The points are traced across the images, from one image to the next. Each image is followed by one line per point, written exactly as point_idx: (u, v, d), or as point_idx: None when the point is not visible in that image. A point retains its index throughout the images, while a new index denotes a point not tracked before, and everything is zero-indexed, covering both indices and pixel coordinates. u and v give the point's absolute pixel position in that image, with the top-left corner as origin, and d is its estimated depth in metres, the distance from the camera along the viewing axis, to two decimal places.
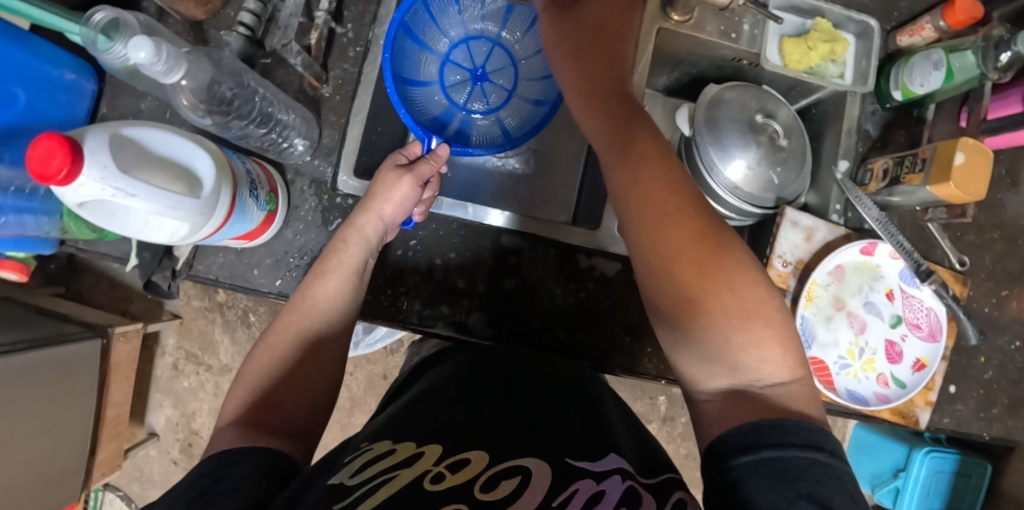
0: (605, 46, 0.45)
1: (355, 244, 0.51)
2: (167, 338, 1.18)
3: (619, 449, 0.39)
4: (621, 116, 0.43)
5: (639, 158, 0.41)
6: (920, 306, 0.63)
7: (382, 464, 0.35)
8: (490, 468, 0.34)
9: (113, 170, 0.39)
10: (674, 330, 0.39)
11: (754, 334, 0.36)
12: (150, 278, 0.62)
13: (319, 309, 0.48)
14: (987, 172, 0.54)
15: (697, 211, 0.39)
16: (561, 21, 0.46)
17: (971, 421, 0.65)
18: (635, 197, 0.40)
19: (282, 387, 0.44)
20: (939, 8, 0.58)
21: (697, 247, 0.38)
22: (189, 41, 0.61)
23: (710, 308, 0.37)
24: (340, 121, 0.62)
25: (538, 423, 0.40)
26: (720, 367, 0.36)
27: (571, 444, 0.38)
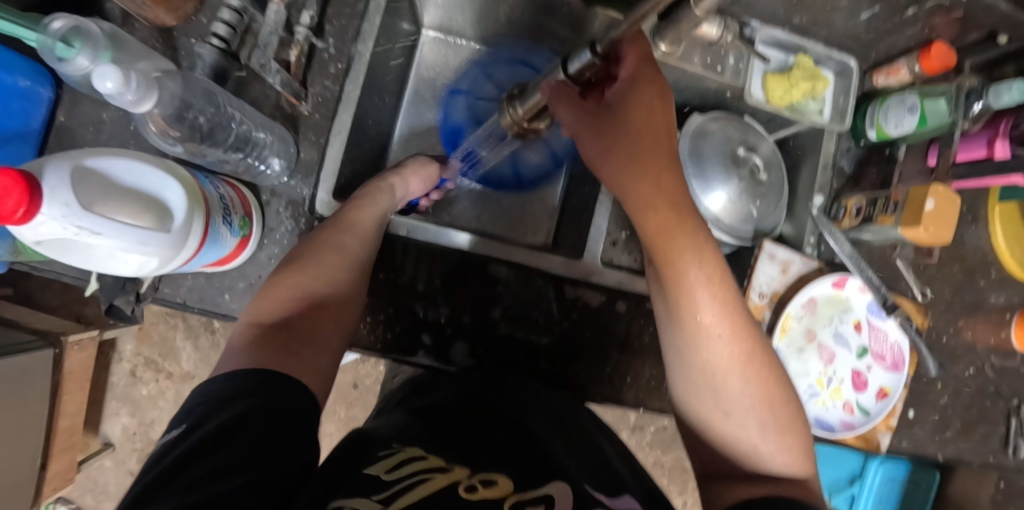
0: (651, 152, 0.41)
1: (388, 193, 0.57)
2: (125, 344, 1.13)
3: (627, 487, 0.40)
4: (655, 216, 0.41)
5: (701, 277, 0.41)
6: (885, 338, 0.65)
7: (418, 465, 0.36)
8: (513, 494, 0.35)
9: (76, 207, 0.36)
10: (692, 399, 0.44)
11: (783, 442, 0.42)
12: (112, 302, 0.58)
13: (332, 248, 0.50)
14: (953, 218, 0.57)
15: (745, 331, 0.43)
16: (599, 124, 0.41)
17: (926, 444, 0.69)
18: (689, 323, 0.42)
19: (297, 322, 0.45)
20: (914, 52, 0.60)
21: (739, 366, 0.42)
22: (157, 49, 0.57)
23: (746, 422, 0.42)
24: (319, 141, 0.59)
25: (528, 457, 0.41)
26: (731, 438, 0.43)
27: (588, 475, 0.39)
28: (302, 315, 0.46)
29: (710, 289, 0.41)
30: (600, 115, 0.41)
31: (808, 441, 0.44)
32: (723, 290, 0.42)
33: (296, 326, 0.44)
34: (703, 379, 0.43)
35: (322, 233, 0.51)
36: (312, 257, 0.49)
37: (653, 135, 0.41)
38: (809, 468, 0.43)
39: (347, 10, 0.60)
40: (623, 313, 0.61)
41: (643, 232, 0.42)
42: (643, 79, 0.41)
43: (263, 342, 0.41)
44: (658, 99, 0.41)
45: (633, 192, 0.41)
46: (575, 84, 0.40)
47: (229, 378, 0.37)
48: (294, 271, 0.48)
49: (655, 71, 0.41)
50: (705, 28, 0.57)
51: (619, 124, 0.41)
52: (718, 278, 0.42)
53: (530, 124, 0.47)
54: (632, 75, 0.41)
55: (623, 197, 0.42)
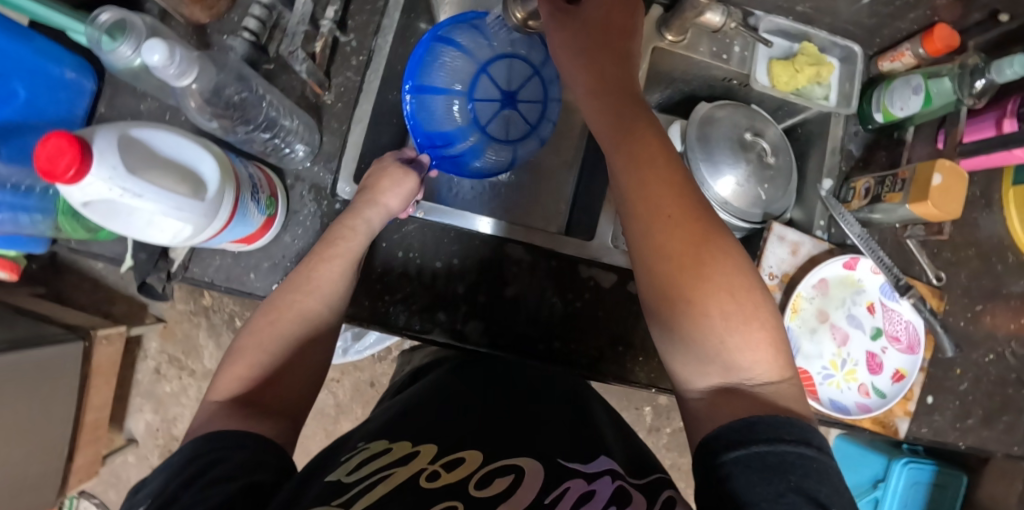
0: (609, 44, 0.45)
1: (361, 235, 0.53)
2: (150, 342, 1.16)
3: (607, 450, 0.40)
4: (610, 107, 0.46)
5: (642, 159, 0.43)
6: (900, 319, 0.65)
7: (379, 462, 0.36)
8: (480, 469, 0.35)
9: (122, 170, 0.39)
10: (652, 296, 0.42)
11: (749, 336, 0.40)
12: (144, 280, 0.61)
13: (297, 310, 0.48)
14: (962, 192, 0.57)
15: (695, 216, 0.42)
16: (567, 22, 0.45)
17: (947, 431, 0.68)
18: (639, 206, 0.42)
19: (263, 393, 0.44)
20: (917, 36, 0.62)
21: (697, 252, 0.41)
22: (191, 44, 0.62)
23: (707, 309, 0.40)
24: (341, 128, 0.62)
25: (521, 428, 0.41)
26: (695, 332, 0.40)
27: (563, 447, 0.39)
28: (271, 380, 0.45)
29: (656, 175, 0.43)
30: (569, 14, 0.45)
31: (787, 348, 0.42)
32: (673, 177, 0.43)
33: (262, 398, 0.44)
34: (661, 267, 0.41)
35: (285, 291, 0.49)
36: (279, 315, 0.48)
37: (610, 29, 0.45)
38: (778, 370, 0.41)
39: (369, 7, 0.64)
40: (634, 293, 0.63)
41: (593, 124, 0.47)
42: None
43: (229, 420, 0.41)
44: (623, 4, 0.45)
45: (584, 81, 0.46)
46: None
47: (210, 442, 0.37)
48: (261, 328, 0.47)
49: None
50: (710, 15, 0.59)
51: (584, 20, 0.45)
52: (661, 166, 0.43)
53: (527, 22, 0.55)
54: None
55: (576, 88, 0.47)
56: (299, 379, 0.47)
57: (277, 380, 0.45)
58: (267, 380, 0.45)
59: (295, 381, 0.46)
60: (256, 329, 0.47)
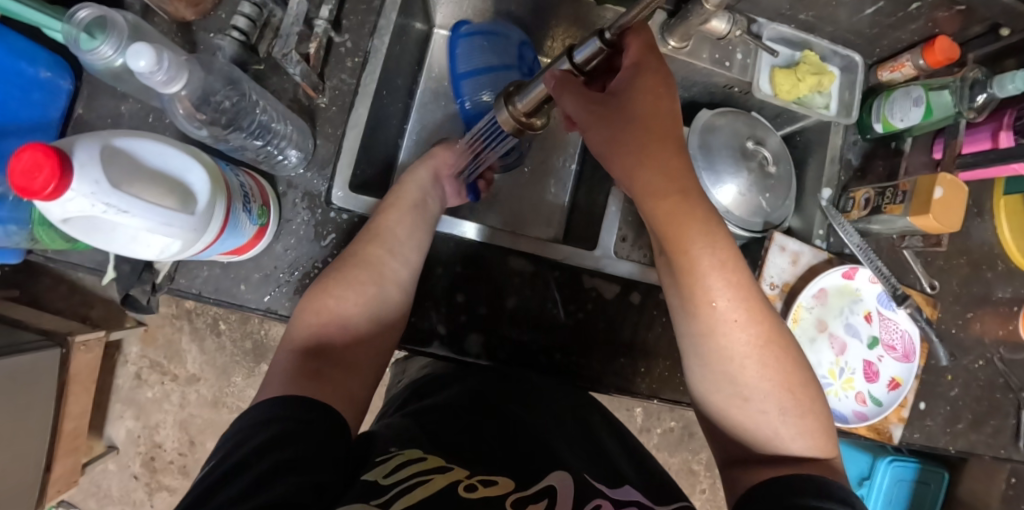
0: (657, 137, 0.42)
1: (390, 255, 0.53)
2: (131, 346, 1.12)
3: (629, 479, 0.39)
4: (662, 210, 0.42)
5: (709, 260, 0.42)
6: (895, 328, 0.66)
7: (416, 466, 0.35)
8: (517, 491, 0.34)
9: (105, 185, 0.37)
10: (707, 385, 0.44)
11: (804, 426, 0.42)
12: (127, 293, 0.58)
13: (347, 302, 0.49)
14: (961, 205, 0.57)
15: (758, 312, 0.43)
16: (603, 114, 0.43)
17: (938, 435, 0.69)
18: (708, 310, 0.42)
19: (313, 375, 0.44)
20: (919, 47, 0.62)
21: (757, 348, 0.42)
22: (176, 42, 0.59)
23: (765, 406, 0.42)
24: (336, 133, 0.60)
25: (539, 449, 0.40)
26: (751, 422, 0.42)
27: (592, 467, 0.39)
28: (319, 365, 0.45)
29: (729, 278, 0.42)
30: (604, 104, 0.43)
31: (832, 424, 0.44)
32: (734, 273, 0.43)
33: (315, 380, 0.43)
34: (719, 366, 0.42)
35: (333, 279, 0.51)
36: (323, 308, 0.48)
37: (658, 123, 0.43)
38: (831, 451, 0.42)
39: (365, 6, 0.61)
40: (637, 304, 0.62)
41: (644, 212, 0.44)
42: (648, 68, 0.43)
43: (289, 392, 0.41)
44: (660, 87, 0.43)
45: (638, 181, 0.43)
46: (578, 71, 0.43)
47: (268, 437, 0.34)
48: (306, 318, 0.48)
49: (660, 61, 0.44)
50: (715, 23, 0.58)
51: (626, 112, 0.43)
52: (728, 260, 0.42)
53: (527, 120, 0.49)
54: (636, 61, 0.44)
55: (628, 185, 0.44)
56: (349, 374, 0.46)
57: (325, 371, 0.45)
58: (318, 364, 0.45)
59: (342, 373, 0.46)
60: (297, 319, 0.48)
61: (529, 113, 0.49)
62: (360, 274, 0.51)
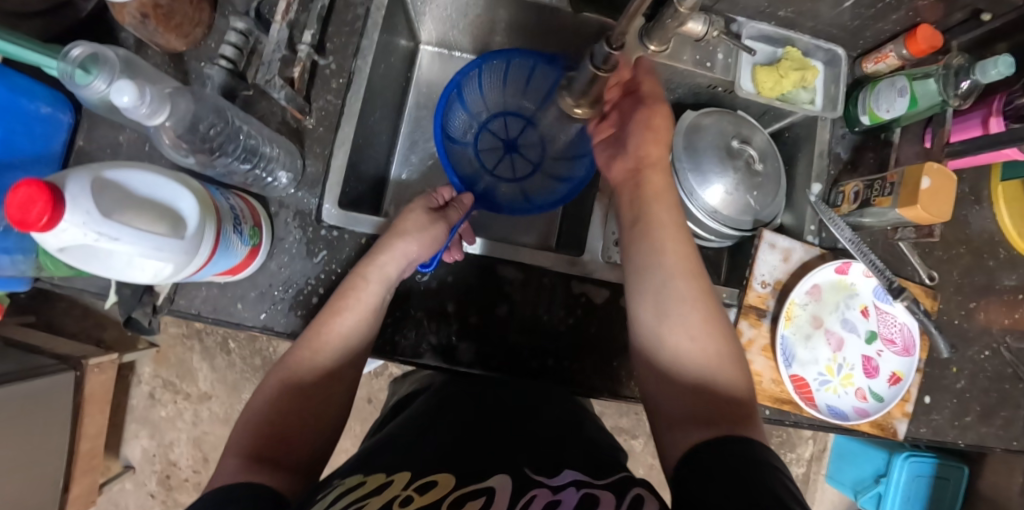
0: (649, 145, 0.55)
1: (374, 283, 0.53)
2: (143, 367, 1.14)
3: (568, 463, 0.39)
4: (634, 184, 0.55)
5: (655, 215, 0.52)
6: (894, 321, 0.65)
7: (353, 495, 0.35)
8: (455, 490, 0.34)
9: (96, 214, 0.38)
10: (646, 321, 0.49)
11: (722, 366, 0.46)
12: (130, 315, 0.59)
13: (328, 350, 0.49)
14: (951, 195, 0.57)
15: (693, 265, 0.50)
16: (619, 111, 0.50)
17: (945, 429, 0.68)
18: (654, 279, 0.49)
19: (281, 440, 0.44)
20: (901, 37, 0.62)
21: (695, 323, 0.47)
22: (168, 73, 0.61)
23: (694, 337, 0.47)
24: (324, 152, 0.61)
25: (501, 443, 0.42)
26: (683, 355, 0.47)
27: (538, 460, 0.39)
28: (284, 432, 0.45)
29: (677, 271, 0.49)
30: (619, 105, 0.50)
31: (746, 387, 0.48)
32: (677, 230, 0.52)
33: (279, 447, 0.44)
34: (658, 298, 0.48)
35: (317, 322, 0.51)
36: (316, 345, 0.49)
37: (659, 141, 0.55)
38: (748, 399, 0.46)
39: (348, 27, 0.63)
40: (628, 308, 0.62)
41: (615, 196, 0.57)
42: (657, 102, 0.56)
43: (246, 470, 0.40)
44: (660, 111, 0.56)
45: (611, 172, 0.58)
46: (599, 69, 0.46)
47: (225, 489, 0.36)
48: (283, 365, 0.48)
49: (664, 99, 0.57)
50: (691, 25, 0.58)
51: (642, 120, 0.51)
52: (671, 220, 0.52)
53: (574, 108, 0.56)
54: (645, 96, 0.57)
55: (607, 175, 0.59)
56: (328, 408, 0.48)
57: (301, 429, 0.46)
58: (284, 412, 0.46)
59: (310, 429, 0.47)
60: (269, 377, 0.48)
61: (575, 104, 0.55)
62: (354, 290, 0.52)
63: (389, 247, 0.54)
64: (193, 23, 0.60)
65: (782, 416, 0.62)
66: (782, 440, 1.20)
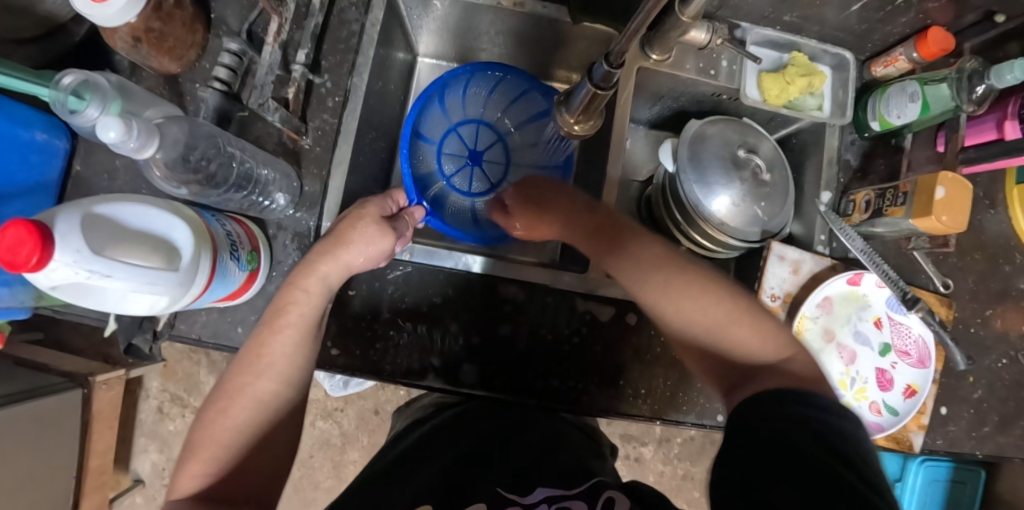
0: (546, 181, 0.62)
1: (316, 294, 0.50)
2: (151, 381, 1.15)
3: (541, 480, 0.46)
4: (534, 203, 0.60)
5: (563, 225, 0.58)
6: (909, 333, 0.63)
7: None
8: None
9: (87, 252, 0.38)
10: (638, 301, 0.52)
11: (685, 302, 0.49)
12: (131, 342, 0.59)
13: (270, 360, 0.48)
14: (967, 205, 0.55)
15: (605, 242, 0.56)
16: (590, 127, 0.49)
17: (963, 441, 0.66)
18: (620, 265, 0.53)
19: (231, 485, 0.44)
20: (911, 40, 0.60)
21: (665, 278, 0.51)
22: (163, 96, 0.60)
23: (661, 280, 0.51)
24: (321, 173, 0.60)
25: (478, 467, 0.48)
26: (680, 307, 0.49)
27: (512, 476, 0.47)
28: (237, 463, 0.45)
29: (650, 259, 0.52)
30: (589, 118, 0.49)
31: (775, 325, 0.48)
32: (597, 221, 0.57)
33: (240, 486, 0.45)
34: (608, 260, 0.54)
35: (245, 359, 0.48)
36: (246, 372, 0.48)
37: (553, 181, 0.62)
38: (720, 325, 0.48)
39: (342, 45, 0.62)
40: (634, 325, 0.60)
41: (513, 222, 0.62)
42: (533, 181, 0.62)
43: None
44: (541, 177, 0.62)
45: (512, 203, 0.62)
46: (599, 89, 0.44)
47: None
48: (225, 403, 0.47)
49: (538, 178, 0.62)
50: (694, 34, 0.57)
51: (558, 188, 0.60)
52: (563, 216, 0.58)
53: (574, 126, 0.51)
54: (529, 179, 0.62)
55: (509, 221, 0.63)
56: (279, 435, 0.48)
57: (257, 464, 0.46)
58: (255, 442, 0.46)
59: (272, 452, 0.47)
60: (208, 420, 0.46)
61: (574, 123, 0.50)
62: (292, 304, 0.50)
63: (314, 263, 0.50)
64: (187, 45, 0.59)
65: None
66: None
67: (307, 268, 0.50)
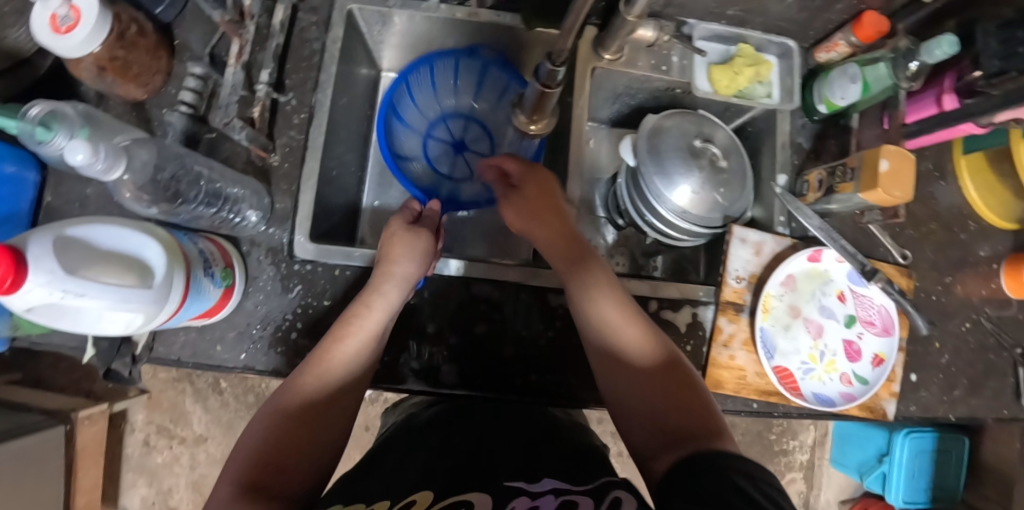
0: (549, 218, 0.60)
1: (378, 311, 0.53)
2: (136, 414, 1.13)
3: (550, 470, 0.45)
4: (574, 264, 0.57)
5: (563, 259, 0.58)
6: (871, 304, 0.66)
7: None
8: (436, 504, 0.41)
9: (60, 273, 0.39)
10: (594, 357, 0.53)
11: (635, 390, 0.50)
12: (109, 367, 0.59)
13: (337, 365, 0.50)
14: (911, 175, 0.57)
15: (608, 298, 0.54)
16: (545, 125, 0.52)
17: (935, 405, 0.68)
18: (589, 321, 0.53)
19: (271, 474, 0.43)
20: (848, 25, 0.63)
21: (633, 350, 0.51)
22: (131, 122, 0.61)
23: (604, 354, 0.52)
24: (291, 188, 0.61)
25: (479, 455, 0.48)
26: (626, 387, 0.51)
27: (522, 467, 0.46)
28: (279, 449, 0.45)
29: (631, 336, 0.52)
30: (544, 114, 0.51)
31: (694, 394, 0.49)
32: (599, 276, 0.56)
33: (282, 472, 0.44)
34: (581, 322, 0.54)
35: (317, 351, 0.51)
36: (313, 370, 0.50)
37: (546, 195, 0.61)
38: (665, 404, 0.48)
39: (305, 63, 0.63)
40: None
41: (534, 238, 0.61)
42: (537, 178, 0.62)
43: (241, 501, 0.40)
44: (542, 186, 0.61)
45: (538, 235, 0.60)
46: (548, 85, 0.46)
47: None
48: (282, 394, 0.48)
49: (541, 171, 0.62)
50: (642, 32, 0.60)
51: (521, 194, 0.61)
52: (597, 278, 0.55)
53: (531, 124, 0.52)
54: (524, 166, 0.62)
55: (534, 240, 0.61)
56: (330, 431, 0.48)
57: (299, 455, 0.45)
58: (295, 434, 0.46)
59: (322, 442, 0.47)
60: (261, 419, 0.47)
61: (531, 120, 0.52)
62: (358, 316, 0.52)
63: (387, 268, 0.55)
64: (152, 71, 0.60)
65: (769, 408, 0.62)
66: (783, 429, 1.20)
67: (381, 278, 0.55)
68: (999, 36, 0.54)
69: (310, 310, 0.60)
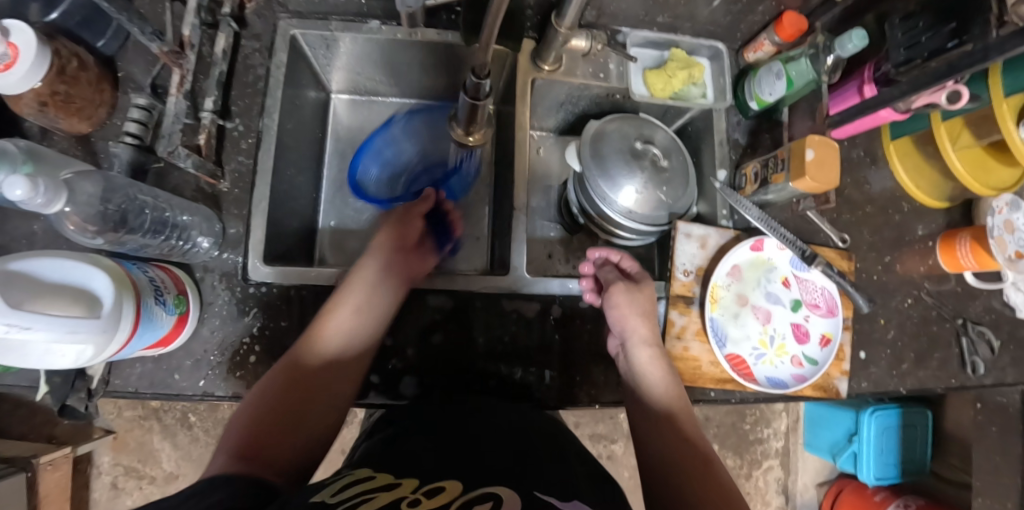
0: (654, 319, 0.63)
1: (358, 284, 0.58)
2: (101, 456, 1.09)
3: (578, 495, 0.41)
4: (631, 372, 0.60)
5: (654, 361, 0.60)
6: (814, 287, 0.69)
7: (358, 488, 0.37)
8: (460, 496, 0.36)
9: (3, 307, 0.38)
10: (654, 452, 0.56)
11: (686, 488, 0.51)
12: (63, 404, 0.56)
13: (333, 341, 0.55)
14: (834, 162, 0.61)
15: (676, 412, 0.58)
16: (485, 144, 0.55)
17: (885, 379, 0.72)
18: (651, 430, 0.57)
19: (269, 440, 0.48)
20: (771, 26, 0.67)
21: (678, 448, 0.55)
22: (76, 156, 0.61)
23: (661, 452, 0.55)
24: (242, 213, 0.62)
25: (503, 457, 0.44)
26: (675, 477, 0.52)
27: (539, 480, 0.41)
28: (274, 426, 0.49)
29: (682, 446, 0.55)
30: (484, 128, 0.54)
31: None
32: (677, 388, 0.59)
33: (271, 450, 0.47)
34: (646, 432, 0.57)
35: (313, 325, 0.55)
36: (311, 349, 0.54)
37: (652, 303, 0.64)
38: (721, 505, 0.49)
39: (251, 89, 0.64)
40: (560, 317, 0.64)
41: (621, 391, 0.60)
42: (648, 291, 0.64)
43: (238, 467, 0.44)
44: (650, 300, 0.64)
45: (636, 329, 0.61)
46: (475, 97, 0.48)
47: (207, 483, 0.37)
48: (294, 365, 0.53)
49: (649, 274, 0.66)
50: (575, 41, 0.65)
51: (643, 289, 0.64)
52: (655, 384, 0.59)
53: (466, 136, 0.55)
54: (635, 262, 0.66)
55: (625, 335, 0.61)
56: (325, 411, 0.53)
57: (294, 426, 0.50)
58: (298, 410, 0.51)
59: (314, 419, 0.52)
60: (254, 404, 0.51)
61: (467, 132, 0.54)
62: (356, 286, 0.58)
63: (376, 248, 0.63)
64: (96, 104, 0.61)
65: (726, 395, 0.64)
66: (756, 418, 1.23)
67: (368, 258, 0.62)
68: (903, 28, 0.59)
69: (269, 332, 0.60)
